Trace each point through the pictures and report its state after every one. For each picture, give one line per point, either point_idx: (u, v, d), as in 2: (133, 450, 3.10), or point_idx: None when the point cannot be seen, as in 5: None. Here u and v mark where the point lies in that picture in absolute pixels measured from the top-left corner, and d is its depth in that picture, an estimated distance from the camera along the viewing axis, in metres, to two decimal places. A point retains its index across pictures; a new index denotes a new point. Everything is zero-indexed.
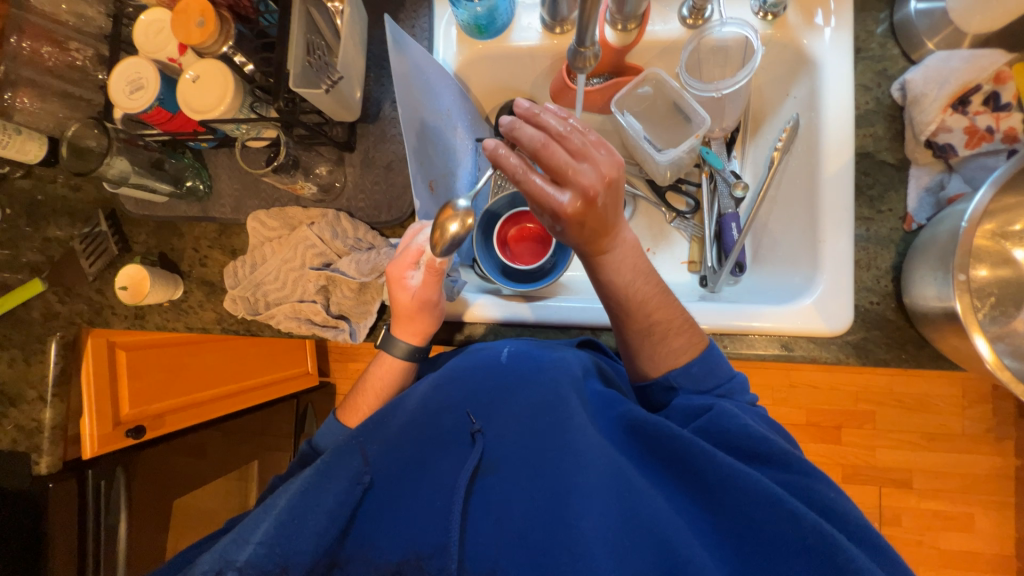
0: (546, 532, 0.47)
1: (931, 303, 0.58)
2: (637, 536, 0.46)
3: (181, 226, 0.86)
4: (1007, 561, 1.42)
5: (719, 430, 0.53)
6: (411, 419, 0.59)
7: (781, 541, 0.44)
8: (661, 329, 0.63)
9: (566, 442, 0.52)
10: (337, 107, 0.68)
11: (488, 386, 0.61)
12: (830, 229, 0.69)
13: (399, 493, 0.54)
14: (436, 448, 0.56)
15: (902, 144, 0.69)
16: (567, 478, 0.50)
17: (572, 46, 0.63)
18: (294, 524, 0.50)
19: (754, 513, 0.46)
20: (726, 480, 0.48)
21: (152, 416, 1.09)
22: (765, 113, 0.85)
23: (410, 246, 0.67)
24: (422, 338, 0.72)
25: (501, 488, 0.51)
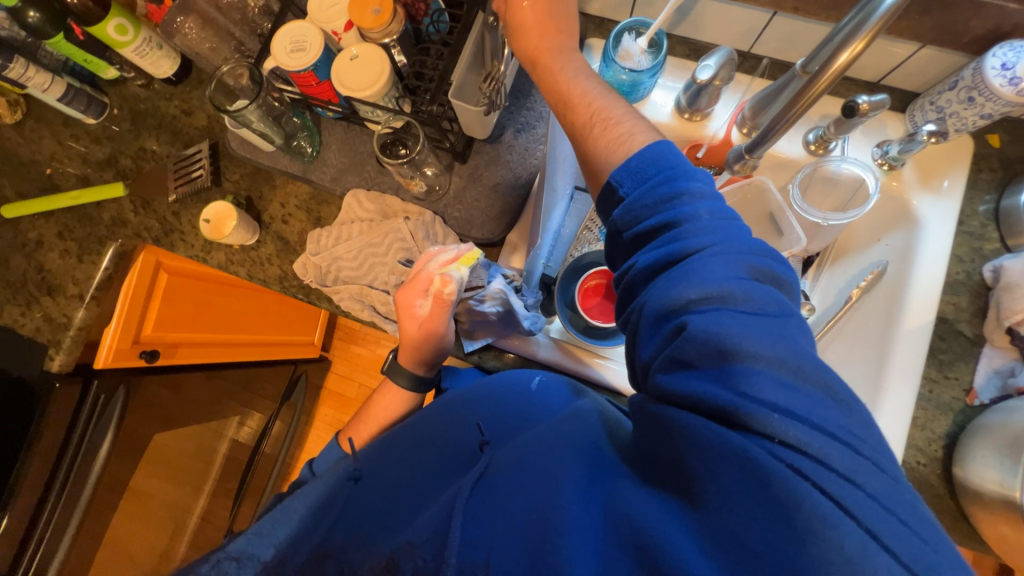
0: (517, 522, 0.43)
1: (990, 486, 0.59)
2: (620, 531, 0.40)
3: (276, 179, 0.88)
4: None
5: (689, 355, 0.39)
6: (432, 434, 0.64)
7: (784, 539, 0.34)
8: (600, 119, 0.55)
9: (550, 441, 0.50)
10: (474, 123, 0.74)
11: (501, 405, 0.63)
12: (896, 379, 0.70)
13: (398, 498, 0.56)
14: (446, 462, 0.58)
15: (981, 322, 0.72)
16: (547, 473, 0.46)
17: (737, 152, 0.75)
18: (302, 533, 0.57)
19: (750, 496, 0.36)
20: (703, 451, 0.38)
21: (169, 344, 1.08)
22: (848, 248, 0.88)
23: (419, 275, 0.69)
24: (426, 366, 0.76)
25: (491, 488, 0.47)
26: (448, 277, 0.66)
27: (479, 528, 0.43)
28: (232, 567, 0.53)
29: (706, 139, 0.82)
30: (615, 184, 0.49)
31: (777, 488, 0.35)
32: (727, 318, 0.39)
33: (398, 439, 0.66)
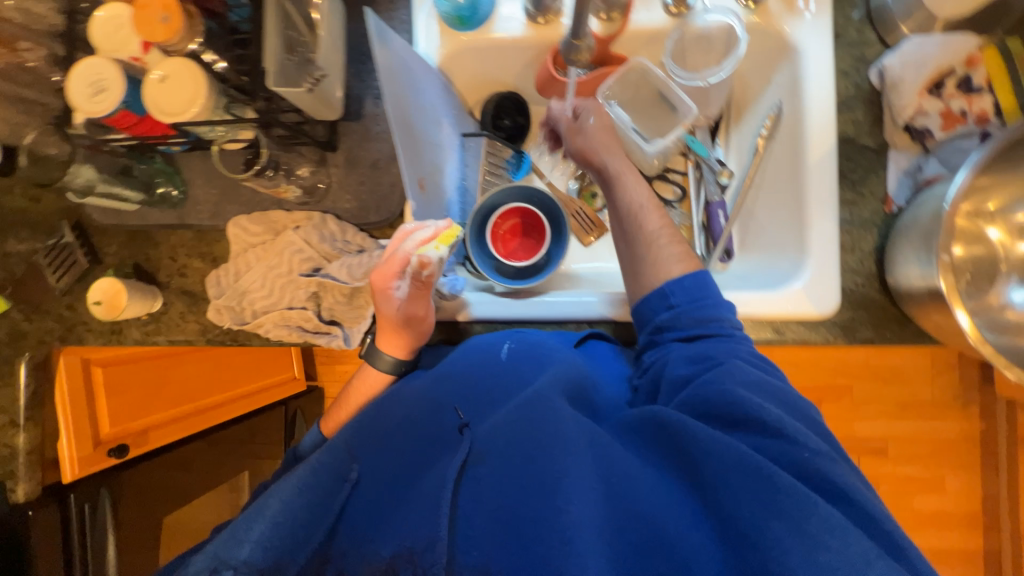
0: (533, 520, 0.48)
1: (915, 282, 0.61)
2: (626, 520, 0.48)
3: (156, 235, 0.82)
4: (974, 516, 1.53)
5: (704, 394, 0.54)
6: (408, 419, 0.63)
7: (761, 507, 0.45)
8: (665, 236, 0.66)
9: (548, 426, 0.54)
10: (318, 105, 0.66)
11: (476, 382, 0.65)
12: (815, 214, 0.70)
13: (395, 495, 0.58)
14: (431, 452, 0.60)
15: (880, 129, 0.71)
16: (551, 461, 0.51)
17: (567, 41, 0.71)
18: (283, 533, 0.56)
19: (739, 485, 0.47)
20: (711, 456, 0.49)
21: (137, 432, 1.06)
22: (747, 100, 0.85)
23: (395, 255, 0.65)
24: (409, 352, 0.72)
25: (492, 480, 0.52)
26: (429, 259, 0.61)
27: (490, 525, 0.50)
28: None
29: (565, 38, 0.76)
30: (667, 292, 0.63)
31: (778, 483, 0.46)
32: (741, 379, 0.54)
33: (372, 423, 0.64)
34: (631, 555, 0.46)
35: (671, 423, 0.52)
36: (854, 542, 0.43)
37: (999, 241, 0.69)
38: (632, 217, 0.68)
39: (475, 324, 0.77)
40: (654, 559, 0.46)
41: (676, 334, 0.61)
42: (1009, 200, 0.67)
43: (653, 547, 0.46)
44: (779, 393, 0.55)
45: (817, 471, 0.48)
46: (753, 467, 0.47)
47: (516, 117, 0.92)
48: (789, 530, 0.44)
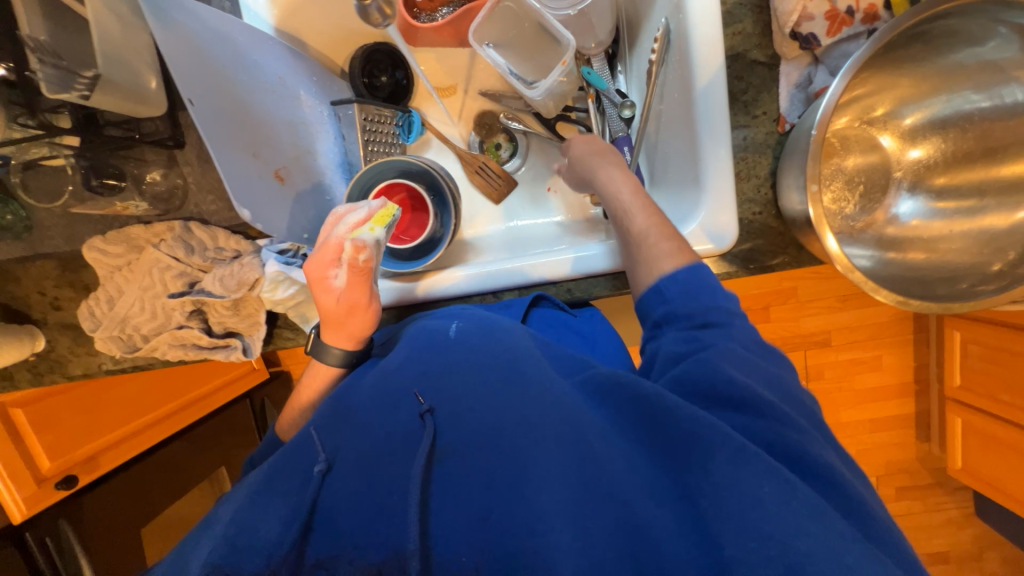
0: (504, 513, 0.45)
1: (797, 210, 0.60)
2: (601, 507, 0.43)
3: (13, 269, 0.74)
4: (909, 386, 1.66)
5: (693, 373, 0.48)
6: (369, 408, 0.55)
7: (739, 492, 0.40)
8: (654, 233, 0.60)
9: (523, 408, 0.50)
10: (129, 104, 0.57)
11: (438, 359, 0.58)
12: (709, 144, 0.66)
13: (356, 488, 0.49)
14: (395, 444, 0.51)
15: (771, 39, 0.65)
16: (522, 448, 0.48)
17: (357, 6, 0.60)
18: (245, 534, 0.48)
19: (713, 466, 0.42)
20: (689, 437, 0.44)
21: (83, 460, 1.05)
22: (639, 19, 0.77)
23: (328, 241, 0.59)
24: (356, 341, 0.64)
25: (463, 474, 0.48)
26: (364, 243, 0.57)
27: (464, 524, 0.46)
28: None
29: None
30: (659, 291, 0.56)
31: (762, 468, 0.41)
32: (727, 353, 0.49)
33: (338, 410, 0.56)
34: (607, 547, 0.41)
35: (648, 401, 0.47)
36: (841, 535, 0.38)
37: (891, 148, 0.68)
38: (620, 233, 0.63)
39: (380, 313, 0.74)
40: (632, 554, 0.40)
41: (666, 307, 0.55)
42: (899, 103, 0.66)
43: (622, 533, 0.42)
44: (773, 373, 0.49)
45: (792, 445, 0.43)
46: (729, 444, 0.42)
47: (393, 73, 0.83)
48: (777, 512, 0.39)
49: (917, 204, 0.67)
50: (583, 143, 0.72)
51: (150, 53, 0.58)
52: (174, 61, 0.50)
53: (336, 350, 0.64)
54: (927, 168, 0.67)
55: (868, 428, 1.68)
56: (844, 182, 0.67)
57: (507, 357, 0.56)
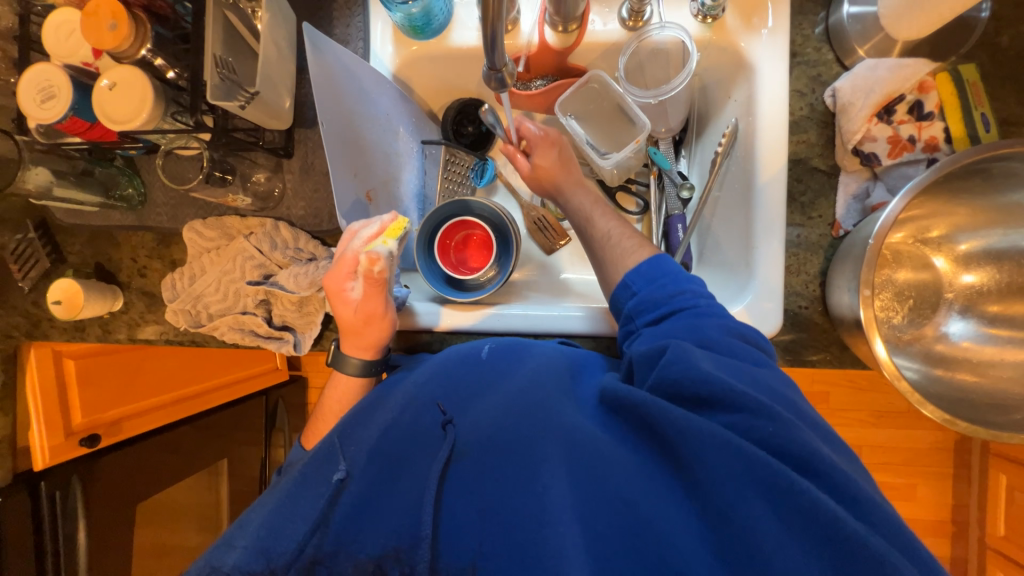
0: (512, 509, 0.48)
1: (846, 310, 0.62)
2: (609, 505, 0.46)
3: (117, 235, 0.83)
4: (944, 525, 1.48)
5: (673, 375, 0.49)
6: (393, 412, 0.58)
7: (743, 491, 0.43)
8: (617, 234, 0.67)
9: (532, 416, 0.54)
10: (265, 117, 0.66)
11: (460, 381, 0.62)
12: (762, 234, 0.70)
13: (379, 492, 0.53)
14: (411, 445, 0.55)
15: (833, 151, 0.70)
16: (530, 451, 0.51)
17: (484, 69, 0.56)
18: (273, 531, 0.50)
19: (713, 464, 0.44)
20: (686, 441, 0.45)
21: (109, 422, 1.08)
22: (709, 116, 0.85)
23: (344, 256, 0.63)
24: (372, 351, 0.67)
25: (474, 475, 0.51)
26: (377, 253, 0.60)
27: (475, 520, 0.49)
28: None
29: (523, 49, 0.76)
30: (628, 284, 0.60)
31: (767, 474, 0.42)
32: (706, 355, 0.50)
33: (357, 417, 0.59)
34: (615, 539, 0.44)
35: (641, 404, 0.48)
36: (854, 532, 0.39)
37: (943, 269, 0.71)
38: (602, 240, 0.68)
39: (423, 334, 0.77)
40: (643, 550, 0.43)
41: (650, 323, 0.57)
42: (953, 229, 0.69)
43: (629, 531, 0.44)
44: (761, 378, 0.50)
45: (787, 440, 0.44)
46: (723, 446, 0.44)
47: (479, 126, 0.91)
48: (775, 521, 0.41)
49: (968, 327, 0.69)
50: (543, 145, 0.76)
51: (291, 80, 0.69)
52: (319, 88, 0.64)
53: (355, 357, 0.67)
54: (980, 294, 0.69)
55: None
56: (893, 294, 0.70)
57: (524, 376, 0.60)
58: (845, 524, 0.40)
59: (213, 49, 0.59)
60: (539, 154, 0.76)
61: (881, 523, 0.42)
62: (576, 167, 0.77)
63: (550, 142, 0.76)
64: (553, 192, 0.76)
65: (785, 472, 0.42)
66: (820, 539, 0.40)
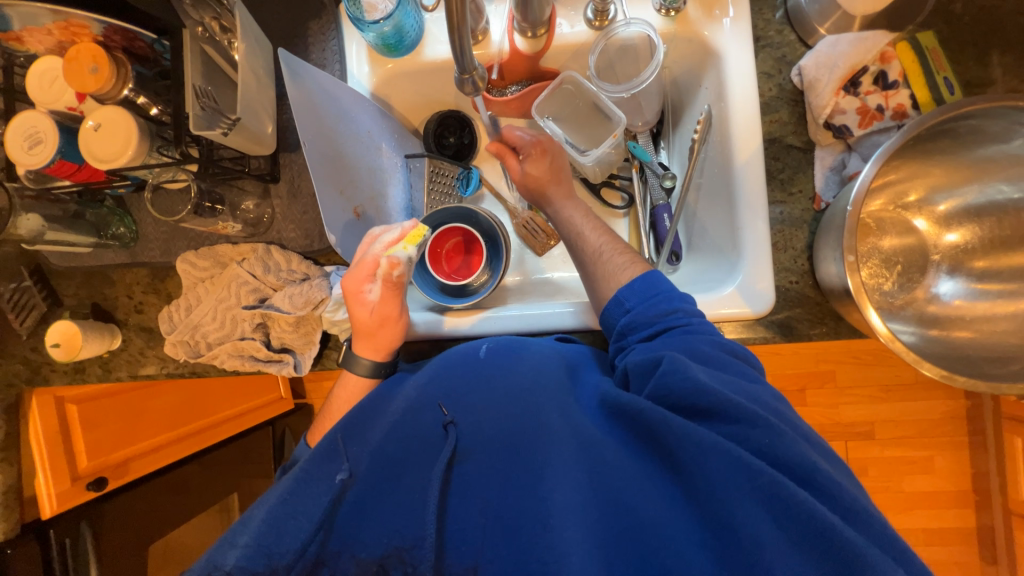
0: (514, 512, 0.49)
1: (834, 279, 0.63)
2: (610, 510, 0.47)
3: (111, 274, 0.84)
4: (967, 495, 1.44)
5: (672, 384, 0.50)
6: (394, 417, 0.58)
7: (742, 499, 0.43)
8: (609, 249, 0.68)
9: (535, 417, 0.55)
10: (249, 143, 0.67)
11: (466, 378, 0.60)
12: (746, 214, 0.71)
13: (380, 491, 0.54)
14: (416, 446, 0.56)
15: (806, 127, 0.72)
16: (532, 454, 0.52)
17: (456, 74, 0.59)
18: (276, 529, 0.51)
19: (713, 472, 0.45)
20: (688, 450, 0.46)
21: (115, 464, 1.07)
22: (683, 106, 0.87)
23: (364, 259, 0.66)
24: (383, 352, 0.67)
25: (478, 476, 0.52)
26: (398, 258, 0.65)
27: (477, 520, 0.50)
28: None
29: (495, 58, 0.78)
30: (622, 300, 0.61)
31: (766, 479, 0.43)
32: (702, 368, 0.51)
33: (359, 420, 0.59)
34: (616, 545, 0.45)
35: (644, 414, 0.49)
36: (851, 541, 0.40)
37: (926, 231, 0.72)
38: (594, 255, 0.69)
39: (423, 343, 0.77)
40: (641, 553, 0.44)
41: (643, 339, 0.58)
42: (930, 190, 0.70)
43: (630, 536, 0.45)
44: (754, 392, 0.51)
45: (784, 451, 0.45)
46: (724, 454, 0.45)
47: (460, 134, 0.93)
48: (769, 525, 0.42)
49: (957, 285, 0.70)
50: (534, 156, 0.76)
51: (271, 105, 0.71)
52: (298, 110, 0.65)
53: (365, 359, 0.67)
54: (965, 252, 0.70)
55: (922, 540, 1.46)
56: (881, 261, 0.71)
57: (526, 378, 0.59)
58: (839, 533, 0.40)
59: (191, 79, 0.61)
60: (529, 165, 0.76)
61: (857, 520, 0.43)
62: (564, 174, 0.77)
63: (543, 151, 0.76)
64: (545, 202, 0.76)
65: (785, 481, 0.43)
66: (810, 540, 0.41)
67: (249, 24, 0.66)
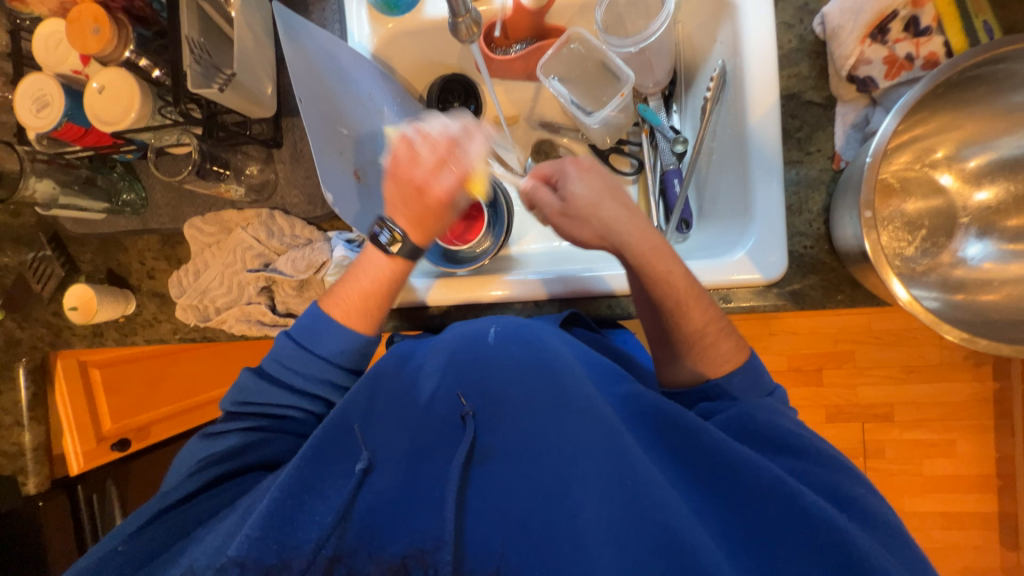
0: (545, 521, 0.49)
1: (851, 241, 0.60)
2: (644, 525, 0.46)
3: (124, 240, 0.86)
4: (989, 480, 1.39)
5: (743, 425, 0.54)
6: (418, 414, 0.59)
7: (793, 536, 0.45)
8: (713, 333, 0.61)
9: (564, 426, 0.54)
10: (244, 102, 0.67)
11: (492, 375, 0.61)
12: (760, 177, 0.67)
13: (401, 484, 0.53)
14: (435, 439, 0.57)
15: (827, 81, 0.68)
16: (565, 462, 0.52)
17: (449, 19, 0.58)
18: (290, 515, 0.49)
19: (764, 507, 0.47)
20: (735, 475, 0.49)
21: (138, 429, 1.16)
22: (696, 64, 0.83)
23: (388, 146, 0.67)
24: (416, 227, 0.65)
25: (501, 476, 0.53)
26: (409, 136, 0.62)
27: (504, 523, 0.50)
28: (234, 571, 0.45)
29: (498, 14, 0.75)
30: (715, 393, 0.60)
31: (820, 521, 0.45)
32: (771, 409, 0.56)
33: (382, 410, 0.59)
34: (650, 564, 0.44)
35: (702, 438, 0.51)
36: None
37: (953, 187, 0.68)
38: (692, 339, 0.61)
39: (425, 309, 0.78)
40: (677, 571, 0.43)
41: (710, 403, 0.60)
42: (959, 145, 0.66)
43: (670, 557, 0.44)
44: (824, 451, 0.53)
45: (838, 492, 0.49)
46: (772, 486, 0.47)
47: (465, 101, 0.91)
48: (812, 552, 0.44)
49: (986, 247, 0.66)
50: (581, 175, 0.65)
51: (269, 65, 0.71)
52: (294, 67, 0.63)
53: (399, 226, 0.65)
54: (996, 212, 0.66)
55: (938, 524, 1.42)
56: (904, 225, 0.68)
57: (553, 378, 0.58)
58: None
59: (187, 34, 0.61)
60: (578, 191, 0.64)
61: (895, 549, 0.46)
62: (628, 200, 0.64)
63: (587, 168, 0.65)
64: (617, 233, 0.62)
65: (834, 519, 0.45)
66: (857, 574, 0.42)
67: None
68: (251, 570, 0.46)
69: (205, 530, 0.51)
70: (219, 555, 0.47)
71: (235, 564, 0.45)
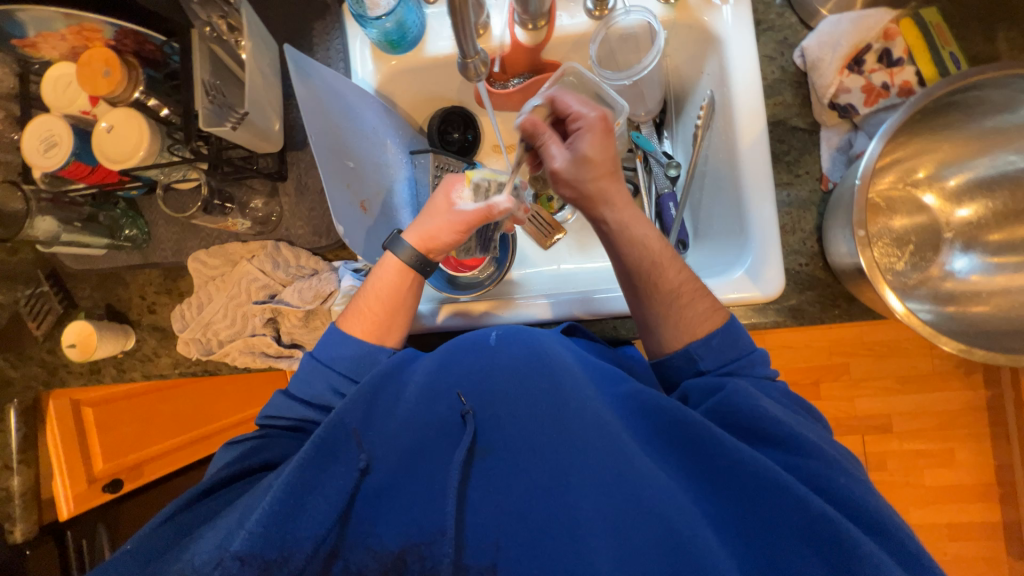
0: (545, 514, 0.49)
1: (845, 259, 0.62)
2: (643, 519, 0.47)
3: (125, 275, 0.85)
4: (991, 489, 1.40)
5: (763, 421, 0.52)
6: (415, 409, 0.57)
7: (790, 531, 0.45)
8: (687, 292, 0.62)
9: (564, 421, 0.54)
10: (255, 139, 0.69)
11: (493, 373, 0.59)
12: (754, 197, 0.70)
13: (401, 481, 0.53)
14: (434, 436, 0.55)
15: (811, 108, 0.72)
16: (566, 457, 0.51)
17: (459, 59, 0.61)
18: (289, 513, 0.48)
19: (765, 502, 0.47)
20: (739, 471, 0.48)
21: (131, 467, 1.11)
22: (686, 94, 0.87)
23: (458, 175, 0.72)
24: (428, 247, 0.69)
25: (501, 473, 0.52)
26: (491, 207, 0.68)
27: (503, 515, 0.50)
28: (235, 565, 0.44)
29: (496, 51, 0.79)
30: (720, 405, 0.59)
31: (825, 526, 0.44)
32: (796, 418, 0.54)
33: (381, 410, 0.57)
34: (647, 554, 0.45)
35: (705, 436, 0.50)
36: None
37: (936, 206, 0.72)
38: (669, 297, 0.62)
39: (434, 335, 0.79)
40: (673, 559, 0.44)
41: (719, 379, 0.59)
42: (939, 165, 0.70)
43: (666, 549, 0.45)
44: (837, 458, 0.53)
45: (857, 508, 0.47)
46: (780, 486, 0.46)
47: (465, 131, 0.94)
48: (807, 549, 0.45)
49: (972, 260, 0.69)
50: (592, 133, 0.64)
51: (277, 102, 0.73)
52: (303, 102, 0.65)
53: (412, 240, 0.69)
54: (979, 227, 0.69)
55: (945, 535, 1.42)
56: (893, 241, 0.71)
57: (556, 376, 0.57)
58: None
59: (201, 75, 0.63)
60: (587, 141, 0.63)
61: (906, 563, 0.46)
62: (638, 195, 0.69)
63: (605, 128, 0.64)
64: (601, 202, 0.65)
65: (845, 526, 0.44)
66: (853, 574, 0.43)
67: (255, 23, 0.68)
68: (252, 565, 0.45)
69: (208, 526, 0.51)
70: (221, 549, 0.46)
71: (236, 558, 0.45)
